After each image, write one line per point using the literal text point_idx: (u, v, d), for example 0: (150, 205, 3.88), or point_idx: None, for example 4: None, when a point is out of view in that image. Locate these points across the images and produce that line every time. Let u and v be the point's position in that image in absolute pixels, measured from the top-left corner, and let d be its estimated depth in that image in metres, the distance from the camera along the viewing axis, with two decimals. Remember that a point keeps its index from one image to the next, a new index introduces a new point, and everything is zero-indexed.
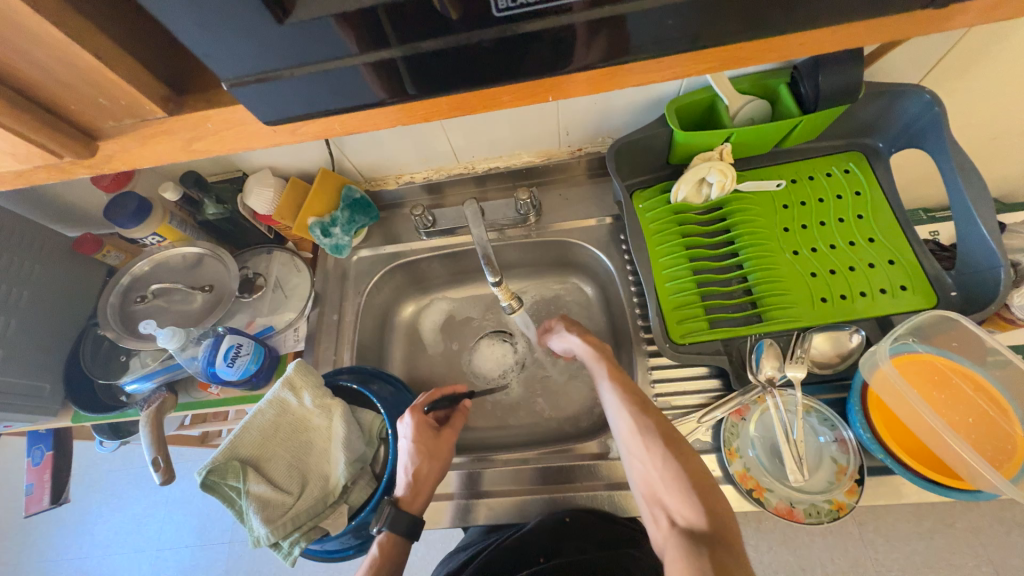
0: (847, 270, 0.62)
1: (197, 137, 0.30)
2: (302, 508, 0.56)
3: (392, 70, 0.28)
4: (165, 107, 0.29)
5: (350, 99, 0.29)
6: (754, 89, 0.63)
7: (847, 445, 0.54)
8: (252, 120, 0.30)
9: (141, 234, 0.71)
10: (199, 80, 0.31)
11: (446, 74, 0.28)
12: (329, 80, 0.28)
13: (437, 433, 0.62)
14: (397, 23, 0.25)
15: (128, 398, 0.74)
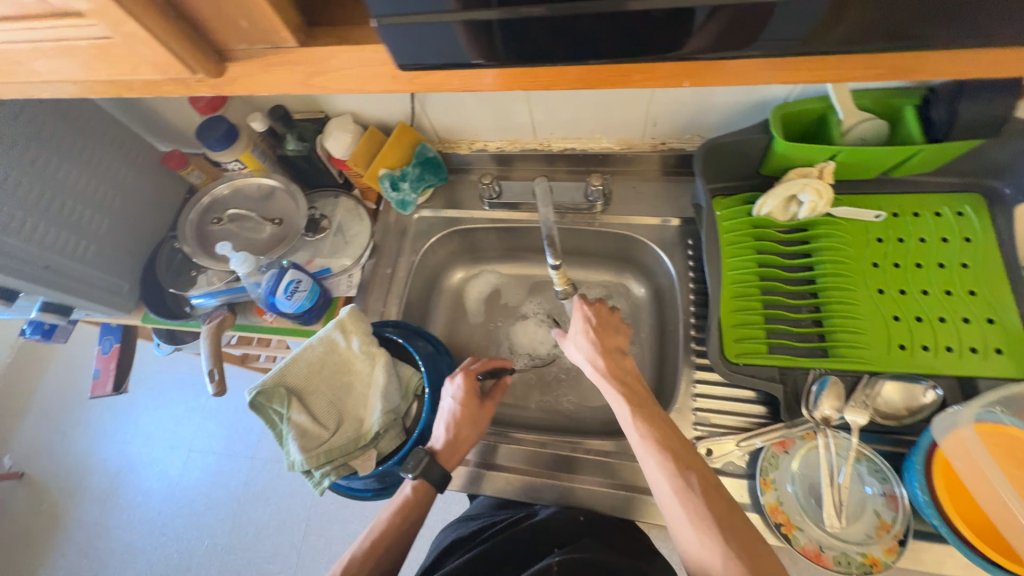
0: (937, 320, 0.56)
1: (321, 72, 0.30)
2: (336, 445, 0.60)
3: (532, 28, 0.28)
4: (296, 36, 0.29)
5: (482, 56, 0.30)
6: (875, 106, 0.57)
7: (897, 502, 0.51)
8: (377, 62, 0.29)
9: (226, 159, 0.74)
10: (330, 15, 0.31)
11: (582, 38, 0.29)
12: (466, 33, 0.28)
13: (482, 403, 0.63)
14: None
15: (190, 310, 0.79)
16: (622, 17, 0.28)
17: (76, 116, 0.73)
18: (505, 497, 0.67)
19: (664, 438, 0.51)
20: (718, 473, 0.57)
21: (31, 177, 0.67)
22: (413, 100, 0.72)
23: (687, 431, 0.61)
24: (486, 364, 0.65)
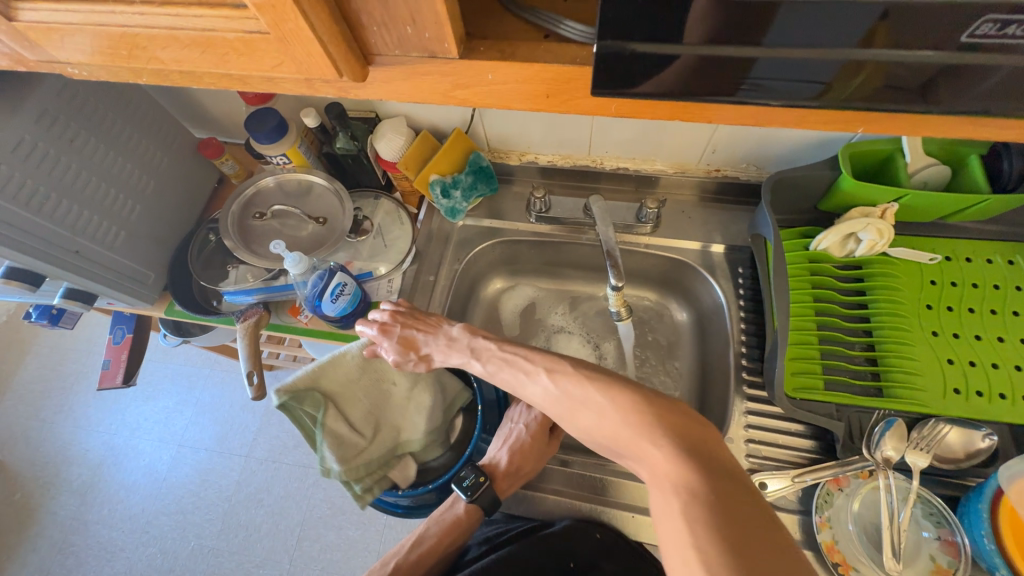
0: (991, 367, 0.57)
1: (472, 86, 0.28)
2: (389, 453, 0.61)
3: (706, 67, 0.27)
4: (457, 48, 0.27)
5: (643, 89, 0.28)
6: (942, 152, 0.58)
7: (955, 549, 0.51)
8: (534, 82, 0.28)
9: (272, 153, 0.72)
10: (483, 29, 0.29)
11: (752, 80, 0.27)
12: (635, 66, 0.27)
13: (547, 439, 0.65)
14: (805, 27, 0.24)
15: (219, 305, 0.76)
16: (807, 62, 0.26)
17: (118, 97, 0.69)
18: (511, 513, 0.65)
19: (552, 383, 0.50)
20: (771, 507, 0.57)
21: (70, 158, 0.63)
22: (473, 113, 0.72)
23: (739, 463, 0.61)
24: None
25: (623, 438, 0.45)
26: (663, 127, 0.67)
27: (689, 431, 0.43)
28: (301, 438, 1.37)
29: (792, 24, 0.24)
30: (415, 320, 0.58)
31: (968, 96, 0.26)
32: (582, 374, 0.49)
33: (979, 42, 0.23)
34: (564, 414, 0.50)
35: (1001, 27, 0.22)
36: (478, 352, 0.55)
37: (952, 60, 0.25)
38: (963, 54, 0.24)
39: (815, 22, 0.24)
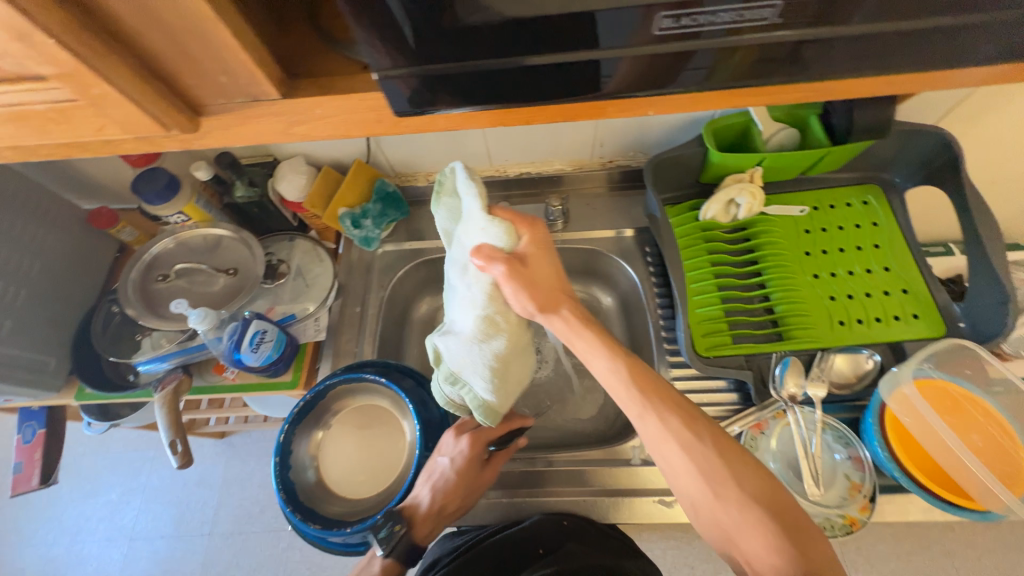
0: (863, 296, 0.65)
1: (301, 121, 0.32)
2: (497, 371, 0.54)
3: (507, 75, 0.31)
4: (278, 89, 0.31)
5: (455, 102, 0.32)
6: (786, 117, 0.66)
7: (862, 463, 0.56)
8: (356, 109, 0.32)
9: (167, 212, 0.70)
10: (304, 67, 0.33)
11: (551, 82, 0.32)
12: (440, 86, 0.31)
13: (478, 473, 0.63)
14: (563, 34, 0.29)
15: (136, 377, 0.72)
16: None
17: None
18: (480, 523, 0.66)
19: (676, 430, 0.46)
20: None
21: None
22: (369, 144, 0.74)
23: None
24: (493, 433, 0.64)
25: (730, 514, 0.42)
26: (550, 129, 0.72)
27: (781, 505, 0.42)
28: (266, 502, 1.30)
29: (551, 35, 0.29)
30: (539, 285, 0.51)
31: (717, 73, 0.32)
32: (701, 433, 0.46)
33: (694, 31, 0.29)
34: (683, 461, 0.45)
35: (677, 20, 0.28)
36: (603, 369, 0.50)
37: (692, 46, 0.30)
38: (698, 39, 0.29)
39: (574, 28, 0.28)
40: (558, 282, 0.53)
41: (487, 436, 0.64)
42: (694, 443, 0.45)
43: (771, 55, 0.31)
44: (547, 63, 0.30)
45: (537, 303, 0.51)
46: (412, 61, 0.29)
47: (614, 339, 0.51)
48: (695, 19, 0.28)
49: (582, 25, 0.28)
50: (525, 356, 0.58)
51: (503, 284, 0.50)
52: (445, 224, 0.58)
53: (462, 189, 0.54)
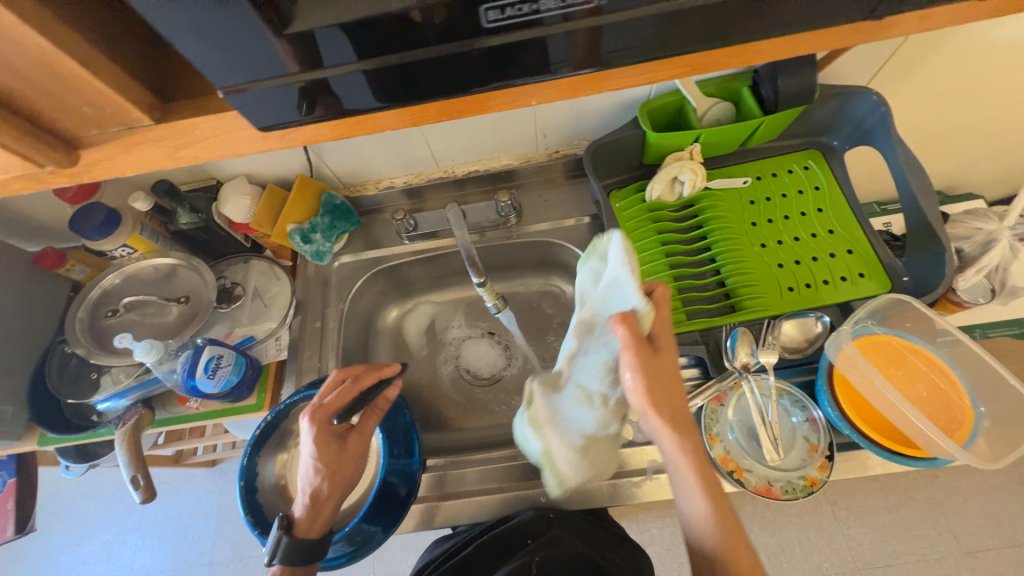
0: (811, 260, 0.65)
1: (184, 145, 0.32)
2: (587, 450, 0.54)
3: (374, 78, 0.29)
4: (151, 114, 0.32)
5: (327, 113, 0.32)
6: (721, 91, 0.66)
7: (818, 424, 0.57)
8: (237, 127, 0.32)
9: (110, 246, 0.68)
10: (180, 89, 0.33)
11: (426, 80, 0.30)
12: (301, 91, 0.30)
13: (342, 445, 0.59)
14: (411, 35, 0.27)
15: (99, 417, 0.71)
16: (456, 60, 0.29)
17: None
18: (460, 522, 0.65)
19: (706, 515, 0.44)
20: None
21: None
22: (308, 151, 0.72)
23: None
24: (343, 397, 0.58)
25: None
26: (490, 126, 0.71)
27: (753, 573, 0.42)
28: None
29: (385, 36, 0.27)
30: (659, 388, 0.45)
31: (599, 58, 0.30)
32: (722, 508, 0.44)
33: (523, 19, 0.27)
34: (703, 525, 0.44)
35: (501, 11, 0.26)
36: (682, 476, 0.46)
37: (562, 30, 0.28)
38: (562, 24, 0.27)
39: (427, 27, 0.27)
40: (678, 391, 0.47)
41: (330, 404, 0.58)
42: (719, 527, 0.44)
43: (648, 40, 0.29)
44: (398, 63, 0.29)
45: (647, 402, 0.45)
46: (349, 60, 0.28)
47: (701, 450, 0.45)
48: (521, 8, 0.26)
49: (435, 25, 0.27)
50: (611, 441, 0.55)
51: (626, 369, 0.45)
52: (585, 278, 0.51)
53: (613, 255, 0.46)
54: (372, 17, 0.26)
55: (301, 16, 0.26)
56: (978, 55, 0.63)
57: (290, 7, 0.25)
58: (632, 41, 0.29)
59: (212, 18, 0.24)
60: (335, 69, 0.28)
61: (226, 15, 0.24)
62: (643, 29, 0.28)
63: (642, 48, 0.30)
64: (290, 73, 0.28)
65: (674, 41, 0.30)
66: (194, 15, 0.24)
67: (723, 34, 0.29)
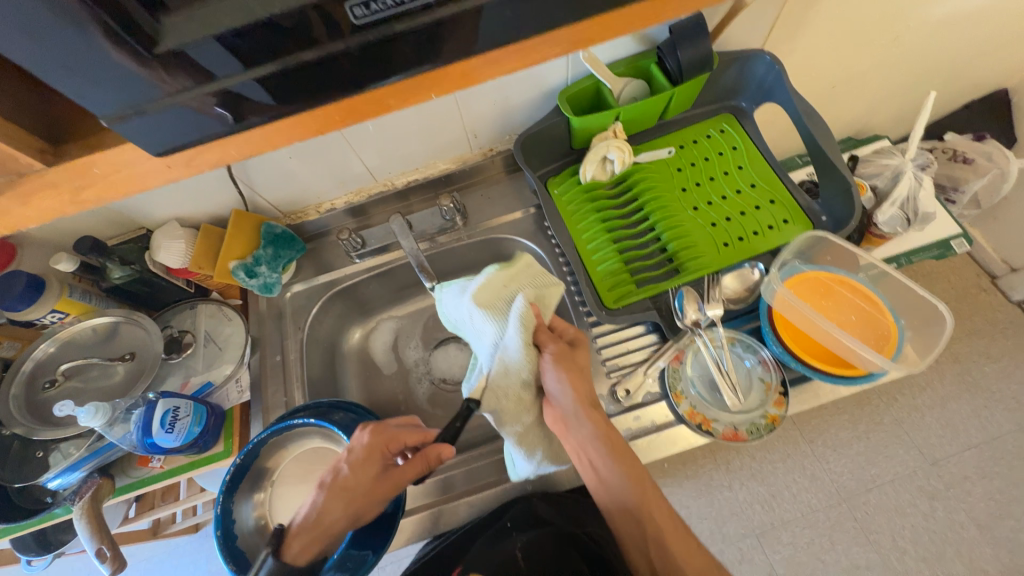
0: (739, 214, 0.70)
1: (86, 185, 0.33)
2: (521, 434, 0.57)
3: (263, 87, 0.30)
4: (43, 159, 0.32)
5: (222, 128, 0.32)
6: (631, 71, 0.70)
7: (769, 364, 0.63)
8: (141, 158, 0.34)
9: (37, 314, 0.64)
10: (74, 129, 0.34)
11: (317, 84, 0.31)
12: (195, 110, 0.30)
13: (376, 474, 0.59)
14: (286, 41, 0.28)
15: (54, 497, 0.65)
16: (338, 60, 0.30)
17: None
18: (449, 529, 0.65)
19: (597, 452, 0.55)
20: (641, 405, 0.65)
21: None
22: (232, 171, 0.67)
23: (605, 382, 0.67)
24: (390, 482, 0.58)
25: (633, 510, 0.54)
26: (420, 134, 0.72)
27: (644, 492, 0.54)
28: None
29: (259, 45, 0.28)
30: (577, 388, 0.56)
31: (476, 41, 0.32)
32: (615, 445, 0.55)
33: (399, 10, 0.28)
34: (608, 477, 0.55)
35: (367, 7, 0.27)
36: (581, 432, 0.55)
37: (434, 18, 0.29)
38: (430, 11, 0.29)
39: (297, 30, 0.28)
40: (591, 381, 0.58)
41: (366, 475, 0.58)
42: (612, 460, 0.54)
43: (516, 18, 0.31)
44: (280, 69, 0.30)
45: (572, 402, 0.55)
46: (237, 70, 0.29)
47: (600, 413, 0.56)
48: (387, 2, 0.27)
49: (305, 28, 0.28)
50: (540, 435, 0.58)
51: (548, 370, 0.57)
52: (472, 311, 0.62)
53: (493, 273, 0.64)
54: (241, 27, 0.27)
55: (169, 34, 0.26)
56: (852, 9, 0.69)
57: (156, 26, 0.26)
58: (501, 19, 0.31)
59: (79, 48, 0.25)
60: (222, 82, 0.29)
61: (96, 42, 0.25)
62: (509, 8, 0.31)
63: (513, 26, 0.32)
64: (176, 93, 0.29)
65: (541, 18, 0.32)
66: (56, 45, 0.24)
67: (584, 4, 0.32)
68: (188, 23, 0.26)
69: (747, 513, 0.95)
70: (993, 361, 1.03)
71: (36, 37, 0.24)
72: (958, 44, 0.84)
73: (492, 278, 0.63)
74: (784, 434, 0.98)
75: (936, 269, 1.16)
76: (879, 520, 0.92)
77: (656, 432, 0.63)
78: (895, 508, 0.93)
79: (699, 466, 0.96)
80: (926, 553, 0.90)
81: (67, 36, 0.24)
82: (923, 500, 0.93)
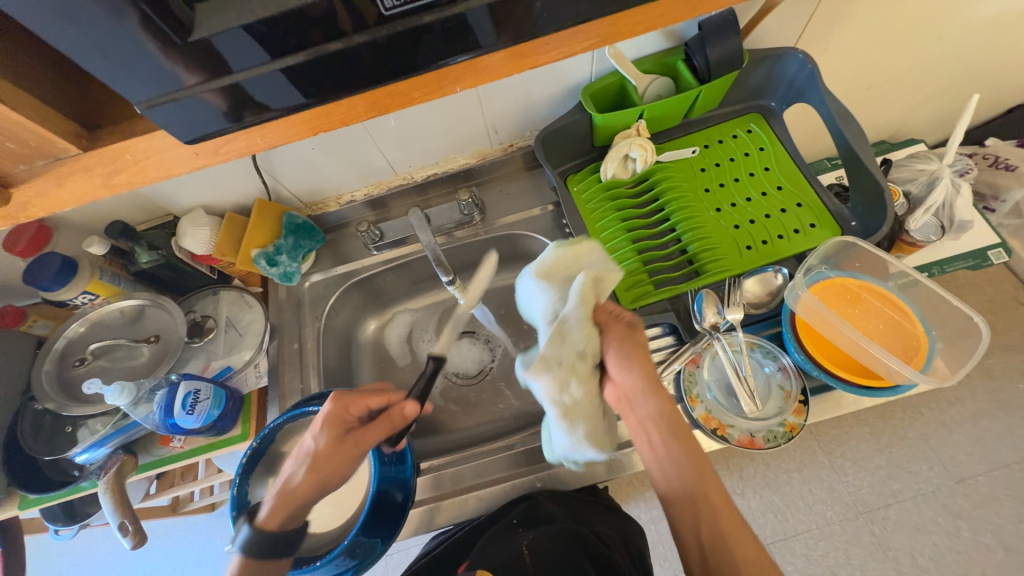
0: (764, 217, 0.68)
1: (117, 171, 0.34)
2: (584, 428, 0.50)
3: (291, 77, 0.31)
4: (77, 144, 0.33)
5: (249, 117, 0.33)
6: (656, 68, 0.68)
7: (789, 371, 0.61)
8: (170, 146, 0.34)
9: (69, 295, 0.66)
10: (107, 116, 0.34)
11: (343, 76, 0.31)
12: (224, 99, 0.31)
13: (340, 441, 0.54)
14: (314, 32, 0.28)
15: (81, 471, 0.67)
16: (365, 52, 0.30)
17: None
18: (456, 522, 0.66)
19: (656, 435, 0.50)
20: None
21: None
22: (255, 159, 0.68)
23: None
24: (352, 443, 0.54)
25: (691, 502, 0.47)
26: (441, 128, 0.72)
27: (705, 486, 0.48)
28: None
29: (288, 35, 0.28)
30: (645, 366, 0.50)
31: (502, 34, 0.32)
32: (678, 432, 0.50)
33: (427, 1, 0.28)
34: (666, 458, 0.49)
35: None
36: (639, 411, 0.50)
37: (461, 10, 0.29)
38: (457, 4, 0.29)
39: (325, 21, 0.28)
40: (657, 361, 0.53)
41: (329, 442, 0.53)
42: (672, 448, 0.49)
43: (544, 11, 0.31)
44: (308, 60, 0.30)
45: (637, 377, 0.50)
46: (264, 60, 0.29)
47: (665, 394, 0.50)
48: None
49: (333, 19, 0.28)
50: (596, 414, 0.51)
51: (611, 352, 0.51)
52: (530, 282, 0.60)
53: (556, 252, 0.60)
54: (271, 16, 0.27)
55: (202, 22, 0.27)
56: (892, 6, 0.66)
57: (189, 15, 0.26)
58: (528, 12, 0.31)
59: (116, 36, 0.25)
60: (247, 71, 0.29)
61: (132, 29, 0.25)
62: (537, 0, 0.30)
63: (541, 19, 0.31)
64: (206, 82, 0.29)
65: (569, 12, 0.31)
66: (94, 32, 0.25)
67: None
68: (220, 13, 0.27)
69: (760, 523, 0.93)
70: None
71: (75, 24, 0.24)
72: (1006, 45, 0.79)
73: (557, 256, 0.59)
74: (801, 444, 0.96)
75: (970, 280, 1.11)
76: (899, 538, 0.89)
77: None
78: (917, 525, 0.90)
79: None
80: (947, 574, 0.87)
81: (104, 23, 0.25)
82: (947, 519, 0.90)
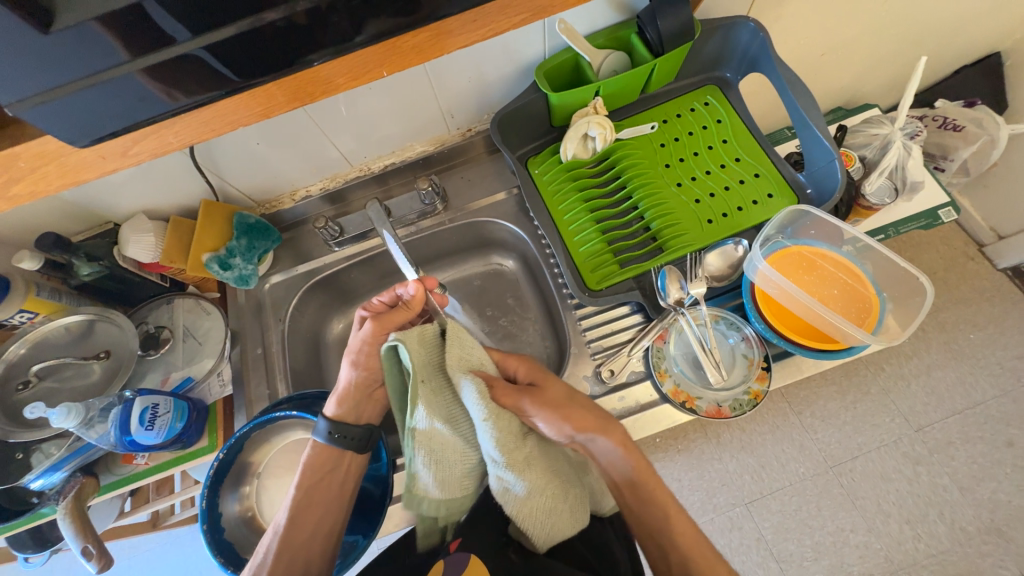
0: (724, 190, 0.68)
1: (14, 179, 0.31)
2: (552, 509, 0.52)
3: (197, 63, 0.29)
4: None
5: (155, 108, 0.31)
6: (610, 42, 0.66)
7: (751, 340, 0.63)
8: (70, 149, 0.32)
9: (4, 315, 0.62)
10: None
11: (257, 59, 0.30)
12: (123, 90, 0.29)
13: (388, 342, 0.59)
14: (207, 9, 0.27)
15: (40, 498, 0.64)
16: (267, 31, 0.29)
17: None
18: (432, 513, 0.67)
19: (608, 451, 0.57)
20: (626, 385, 0.64)
21: None
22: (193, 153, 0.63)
23: (589, 365, 0.67)
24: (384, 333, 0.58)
25: (646, 501, 0.56)
26: (392, 113, 0.69)
27: (647, 484, 0.56)
28: None
29: (185, 17, 0.27)
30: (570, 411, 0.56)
31: (416, 8, 0.30)
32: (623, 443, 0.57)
33: None
34: (617, 474, 0.57)
35: None
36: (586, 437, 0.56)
37: None
38: None
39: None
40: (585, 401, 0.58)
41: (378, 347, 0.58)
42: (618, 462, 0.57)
43: None
44: (214, 42, 0.28)
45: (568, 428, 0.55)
46: (185, 39, 0.27)
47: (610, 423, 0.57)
48: None
49: None
50: (556, 491, 0.52)
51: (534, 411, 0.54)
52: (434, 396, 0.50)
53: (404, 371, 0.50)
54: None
55: (73, 8, 0.25)
56: None
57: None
58: None
59: None
60: (166, 51, 0.28)
61: None
62: None
63: None
64: (98, 72, 0.27)
65: None
66: None
67: None
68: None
69: (738, 484, 0.97)
70: (979, 329, 1.04)
71: None
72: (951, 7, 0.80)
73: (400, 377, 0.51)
74: (774, 407, 1.00)
75: (924, 239, 1.15)
76: (865, 486, 0.94)
77: (641, 412, 0.63)
78: (881, 474, 0.95)
79: (689, 439, 0.98)
80: (909, 516, 0.93)
81: None
82: (907, 466, 0.95)
